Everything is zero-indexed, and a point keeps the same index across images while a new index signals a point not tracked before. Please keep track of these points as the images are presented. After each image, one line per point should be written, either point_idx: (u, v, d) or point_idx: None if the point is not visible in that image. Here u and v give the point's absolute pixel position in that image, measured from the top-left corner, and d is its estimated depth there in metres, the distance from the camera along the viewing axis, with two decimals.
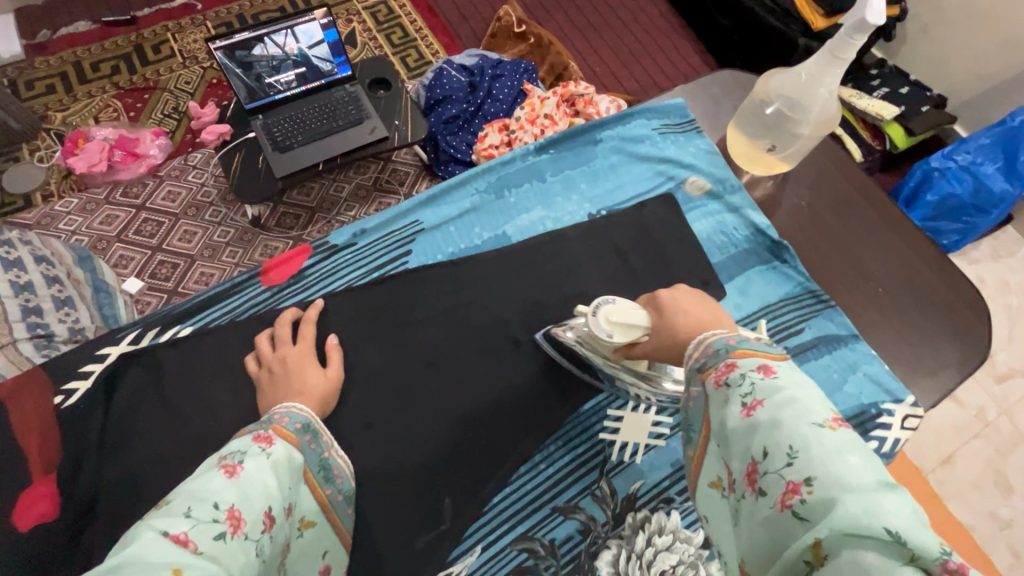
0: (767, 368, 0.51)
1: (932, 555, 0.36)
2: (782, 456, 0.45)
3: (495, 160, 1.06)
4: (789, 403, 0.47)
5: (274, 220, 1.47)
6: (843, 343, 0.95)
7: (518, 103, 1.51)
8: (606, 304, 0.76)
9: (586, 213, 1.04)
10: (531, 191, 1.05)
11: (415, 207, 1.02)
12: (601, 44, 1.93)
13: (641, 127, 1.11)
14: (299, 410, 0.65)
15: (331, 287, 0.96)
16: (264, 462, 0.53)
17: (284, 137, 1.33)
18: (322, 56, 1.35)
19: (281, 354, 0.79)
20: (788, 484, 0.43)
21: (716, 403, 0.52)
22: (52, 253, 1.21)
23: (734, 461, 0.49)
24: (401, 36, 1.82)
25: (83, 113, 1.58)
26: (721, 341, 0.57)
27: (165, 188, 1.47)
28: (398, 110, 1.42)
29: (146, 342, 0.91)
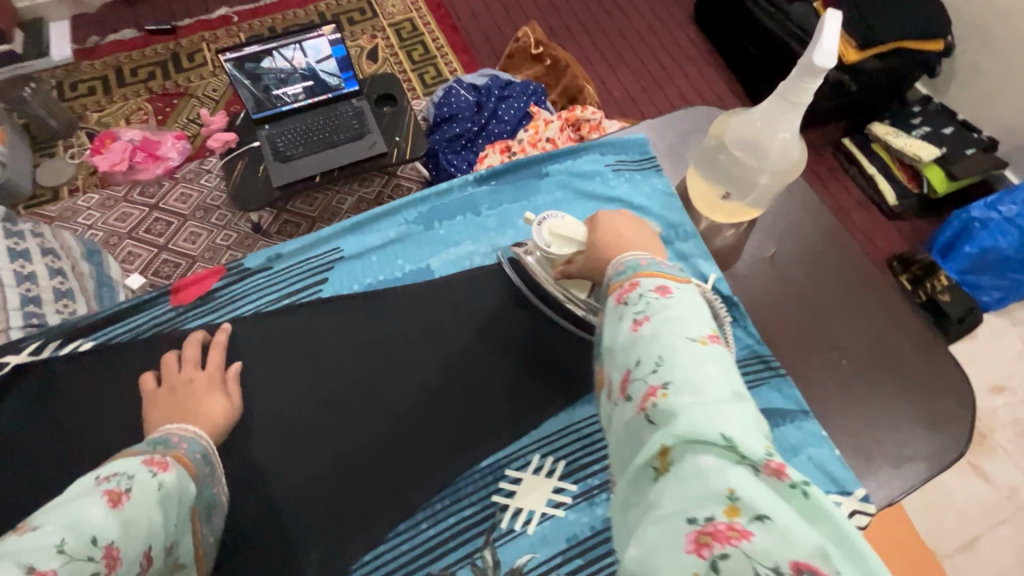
0: (664, 289, 0.53)
1: (758, 456, 0.39)
2: (652, 366, 0.47)
3: (431, 188, 0.98)
4: (671, 319, 0.49)
5: (275, 227, 1.50)
6: (789, 420, 0.81)
7: (524, 125, 1.49)
8: (552, 218, 0.80)
9: (519, 251, 0.94)
10: (464, 224, 0.96)
11: (340, 232, 0.94)
12: (624, 68, 1.88)
13: (593, 163, 1.02)
14: (201, 439, 0.65)
15: (237, 310, 0.87)
16: (154, 492, 0.52)
17: (286, 148, 1.35)
18: (329, 70, 1.38)
19: (187, 376, 0.76)
20: (649, 388, 0.45)
21: (612, 319, 0.54)
22: (60, 247, 1.27)
23: (614, 371, 0.51)
24: (422, 53, 1.84)
25: (116, 115, 1.67)
26: (634, 261, 0.58)
27: (179, 190, 1.53)
28: (400, 126, 1.43)
29: (45, 351, 0.83)
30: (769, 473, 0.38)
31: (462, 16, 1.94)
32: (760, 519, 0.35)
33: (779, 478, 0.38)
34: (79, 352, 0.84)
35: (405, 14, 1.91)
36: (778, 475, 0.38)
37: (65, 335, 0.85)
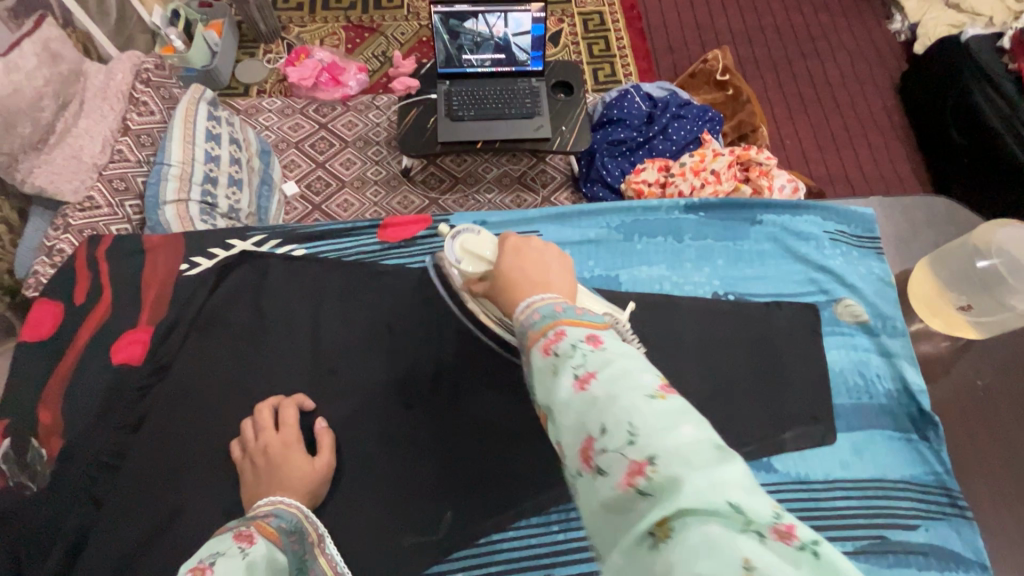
0: (596, 338, 0.45)
1: (764, 518, 0.33)
2: (621, 431, 0.38)
3: (639, 202, 1.01)
4: (625, 372, 0.41)
5: (420, 176, 1.56)
6: (962, 567, 0.76)
7: (689, 149, 1.44)
8: (463, 234, 0.73)
9: (711, 290, 0.94)
10: (662, 246, 0.97)
11: (542, 220, 1.00)
12: (805, 119, 1.77)
13: (811, 225, 1.00)
14: (287, 507, 0.64)
15: (429, 261, 0.95)
16: (239, 562, 0.50)
17: (459, 108, 1.40)
18: (522, 46, 1.38)
19: (263, 441, 0.72)
20: (629, 461, 0.37)
21: (545, 376, 0.45)
22: (243, 140, 1.40)
23: (567, 439, 0.42)
24: (602, 48, 1.82)
25: (313, 34, 1.80)
26: (548, 307, 0.50)
27: (347, 117, 1.62)
28: (569, 116, 1.42)
29: (266, 247, 0.96)
30: (774, 537, 0.32)
31: (650, 22, 1.91)
32: None
33: (786, 542, 0.32)
34: (290, 255, 0.95)
35: (597, 6, 1.90)
36: (785, 538, 0.32)
37: (282, 239, 0.97)
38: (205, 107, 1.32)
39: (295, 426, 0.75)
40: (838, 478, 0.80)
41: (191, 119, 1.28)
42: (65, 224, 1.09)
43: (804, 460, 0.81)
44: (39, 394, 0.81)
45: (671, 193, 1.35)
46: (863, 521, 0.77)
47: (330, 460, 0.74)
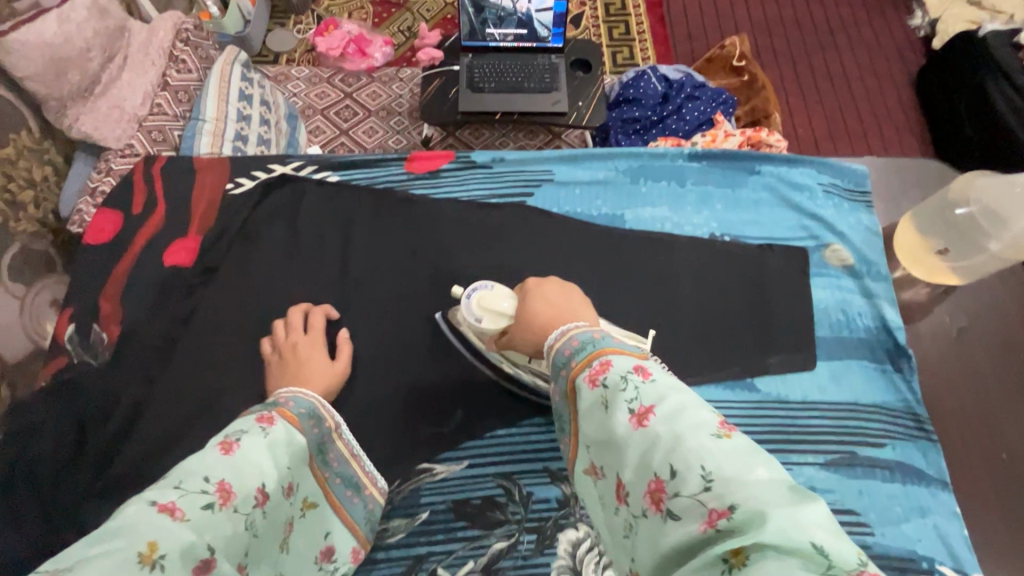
0: (645, 371, 0.51)
1: (842, 557, 0.37)
2: (695, 476, 0.42)
3: (647, 149, 1.04)
4: (682, 409, 0.46)
5: (440, 147, 1.62)
6: (924, 483, 0.81)
7: (702, 130, 1.48)
8: (479, 290, 0.79)
9: (708, 231, 0.98)
10: (665, 189, 1.02)
11: (554, 159, 1.04)
12: (818, 108, 1.80)
13: (806, 176, 1.03)
14: (305, 394, 0.63)
15: (456, 194, 1.01)
16: (262, 441, 0.51)
17: (480, 80, 1.45)
18: (542, 22, 1.42)
19: (293, 339, 0.79)
20: (705, 503, 0.41)
21: (601, 409, 0.50)
22: (274, 102, 1.46)
23: (633, 477, 0.47)
24: (622, 32, 1.86)
25: (342, 7, 1.86)
26: (585, 336, 0.57)
27: (372, 87, 1.68)
28: (586, 92, 1.47)
29: (304, 172, 1.02)
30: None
31: (671, 9, 1.94)
32: None
33: None
34: (325, 181, 1.01)
35: None
36: None
37: (318, 166, 1.03)
38: (239, 68, 1.39)
39: (321, 330, 0.82)
40: (815, 399, 0.85)
41: (226, 78, 1.34)
42: (108, 167, 1.17)
43: (784, 381, 0.87)
44: (82, 317, 0.87)
45: None
46: (835, 437, 0.83)
47: (348, 364, 0.81)
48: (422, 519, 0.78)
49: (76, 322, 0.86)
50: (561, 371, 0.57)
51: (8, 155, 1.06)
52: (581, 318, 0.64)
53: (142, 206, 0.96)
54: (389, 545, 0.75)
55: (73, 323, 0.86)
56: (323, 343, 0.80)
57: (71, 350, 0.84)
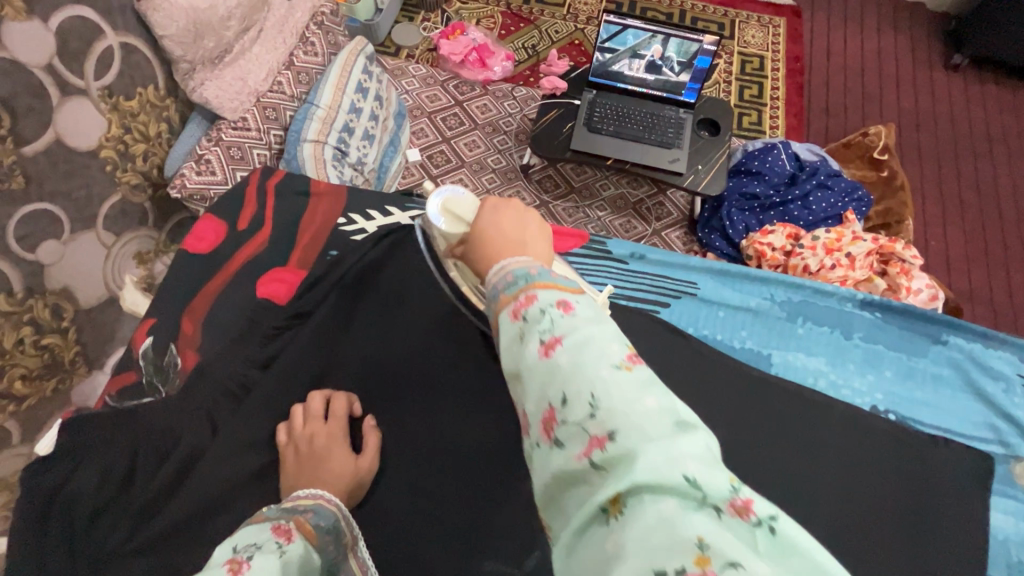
0: (569, 304, 0.40)
1: (722, 491, 0.32)
2: (583, 405, 0.35)
3: (812, 283, 0.97)
4: (592, 339, 0.38)
5: (538, 176, 1.55)
6: None
7: (827, 225, 1.34)
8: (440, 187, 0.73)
9: (870, 402, 0.88)
10: (826, 337, 0.94)
11: (705, 274, 0.99)
12: (957, 222, 1.61)
13: (1005, 364, 0.91)
14: (326, 503, 0.61)
15: (590, 284, 0.96)
16: (275, 562, 0.47)
17: (598, 121, 1.37)
18: (682, 73, 1.34)
19: (309, 429, 0.72)
20: (589, 437, 0.34)
21: (507, 339, 0.40)
22: (386, 98, 1.44)
23: (521, 407, 0.39)
24: (754, 94, 1.74)
25: (472, 13, 1.83)
26: (522, 270, 0.44)
27: (483, 100, 1.63)
28: (708, 156, 1.36)
29: (421, 224, 1.01)
30: (731, 511, 0.31)
31: (812, 79, 1.80)
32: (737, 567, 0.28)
33: (742, 516, 0.31)
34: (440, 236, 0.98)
35: (760, 49, 1.81)
36: (742, 513, 0.31)
37: None
38: (362, 60, 1.38)
39: (343, 418, 0.75)
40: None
41: (348, 69, 1.33)
42: (218, 137, 1.15)
43: None
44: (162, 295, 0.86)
45: (794, 265, 1.25)
46: None
47: (373, 461, 0.74)
48: None
49: (154, 336, 0.83)
50: (491, 306, 0.45)
51: (131, 108, 1.07)
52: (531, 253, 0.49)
53: (246, 222, 0.97)
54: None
55: (150, 338, 0.83)
56: (343, 431, 0.73)
57: (142, 368, 0.81)
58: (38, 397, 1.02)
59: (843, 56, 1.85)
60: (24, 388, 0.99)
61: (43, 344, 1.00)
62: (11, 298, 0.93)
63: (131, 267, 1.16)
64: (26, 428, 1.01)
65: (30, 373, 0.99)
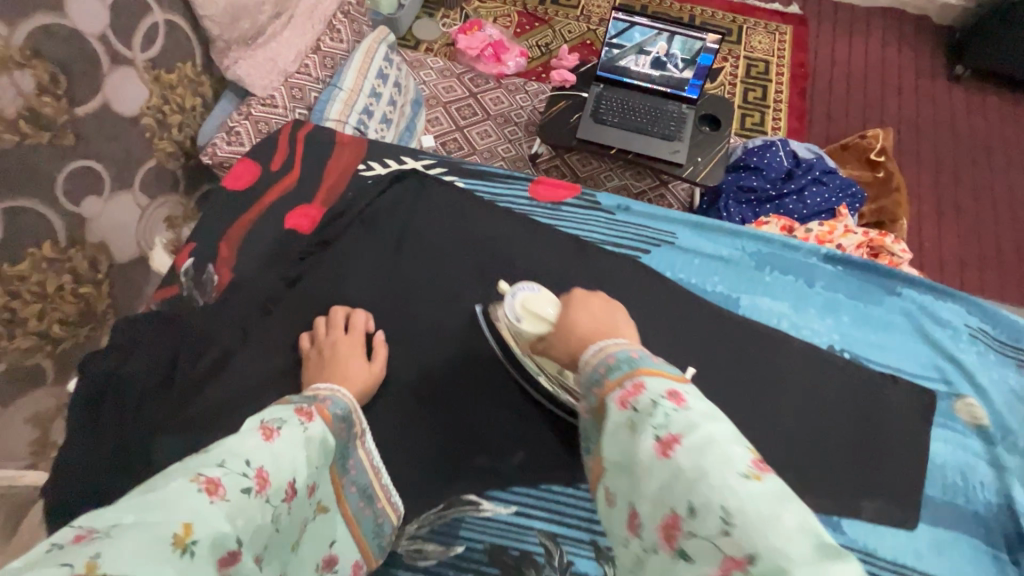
0: (677, 395, 0.46)
1: None
2: (716, 520, 0.39)
3: (780, 237, 1.02)
4: (712, 443, 0.42)
5: (545, 165, 1.63)
6: None
7: (819, 218, 1.39)
8: (524, 292, 0.77)
9: (828, 341, 0.93)
10: (791, 285, 0.98)
11: (681, 225, 1.04)
12: (951, 225, 1.65)
13: (953, 315, 0.97)
14: (343, 394, 0.63)
15: (572, 229, 1.01)
16: (299, 437, 0.52)
17: (604, 112, 1.44)
18: (685, 69, 1.41)
19: (331, 337, 0.78)
20: (725, 556, 0.39)
21: (623, 431, 0.47)
22: (404, 85, 1.52)
23: (646, 506, 0.44)
24: (758, 96, 1.80)
25: (489, 11, 1.92)
26: (622, 354, 0.52)
27: (497, 93, 1.71)
28: (708, 149, 1.42)
29: (432, 172, 1.06)
30: None
31: (814, 84, 1.86)
32: None
33: None
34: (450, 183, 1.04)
35: (766, 54, 1.88)
36: None
37: (447, 169, 1.08)
38: (384, 49, 1.47)
39: (361, 331, 0.80)
40: (908, 565, 0.75)
41: (370, 55, 1.42)
42: (247, 112, 1.23)
43: (877, 534, 0.77)
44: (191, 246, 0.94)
45: None
46: None
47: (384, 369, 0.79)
48: (455, 552, 0.75)
49: (195, 258, 0.93)
50: (592, 387, 0.52)
51: (170, 80, 1.16)
52: (620, 334, 0.58)
53: (279, 165, 1.03)
54: (417, 567, 0.74)
55: (191, 258, 0.93)
56: (362, 345, 0.78)
57: (183, 282, 0.92)
58: (72, 342, 1.10)
59: (846, 64, 1.91)
60: (61, 332, 1.07)
61: (80, 292, 1.08)
62: (56, 246, 1.01)
63: (161, 229, 1.25)
64: (60, 369, 1.09)
65: (67, 319, 1.07)
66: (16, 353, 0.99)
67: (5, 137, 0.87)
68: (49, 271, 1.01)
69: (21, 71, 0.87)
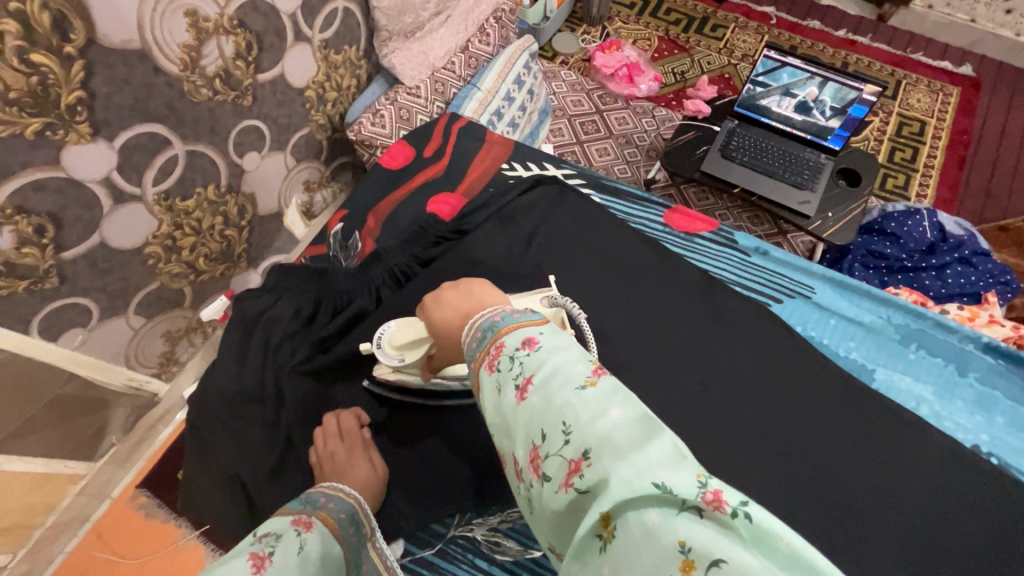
0: (530, 341, 0.49)
1: (690, 491, 0.35)
2: (560, 435, 0.42)
3: (934, 315, 0.94)
4: (555, 370, 0.46)
5: (658, 192, 1.60)
6: None
7: (960, 301, 1.25)
8: (386, 334, 0.78)
9: (974, 441, 0.83)
10: (939, 370, 0.90)
11: (820, 280, 1.00)
12: None
13: None
14: (343, 496, 0.69)
15: (703, 262, 1.00)
16: (294, 552, 0.55)
17: (734, 149, 1.40)
18: (832, 118, 1.33)
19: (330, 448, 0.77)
20: (569, 463, 0.41)
21: (491, 391, 0.49)
22: (536, 93, 1.56)
23: (518, 450, 0.45)
24: (906, 158, 1.66)
25: (630, 32, 1.92)
26: (486, 321, 0.54)
27: (624, 113, 1.70)
28: (842, 206, 1.33)
29: (570, 181, 1.10)
30: (704, 504, 0.35)
31: (978, 154, 1.68)
32: (714, 563, 0.32)
33: (717, 509, 0.34)
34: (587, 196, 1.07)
35: (924, 115, 1.73)
36: (715, 505, 0.34)
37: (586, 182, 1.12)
38: (525, 57, 1.52)
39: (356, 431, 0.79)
40: None
41: (512, 61, 1.48)
42: (393, 98, 1.33)
43: None
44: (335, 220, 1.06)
45: None
46: None
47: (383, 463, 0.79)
48: (532, 556, 0.76)
49: (344, 224, 1.05)
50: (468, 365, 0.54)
51: (336, 61, 1.28)
52: (491, 303, 0.59)
53: (431, 152, 1.12)
54: (496, 562, 0.77)
55: (341, 224, 1.05)
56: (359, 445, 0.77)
57: (331, 244, 1.03)
58: (210, 276, 1.24)
59: (1019, 138, 1.70)
60: (204, 265, 1.21)
61: (225, 233, 1.22)
62: (217, 191, 1.15)
63: (298, 191, 1.38)
64: (196, 297, 1.24)
65: (211, 255, 1.21)
66: (167, 275, 1.13)
67: (202, 91, 1.01)
68: (207, 211, 1.14)
69: (226, 37, 1.00)
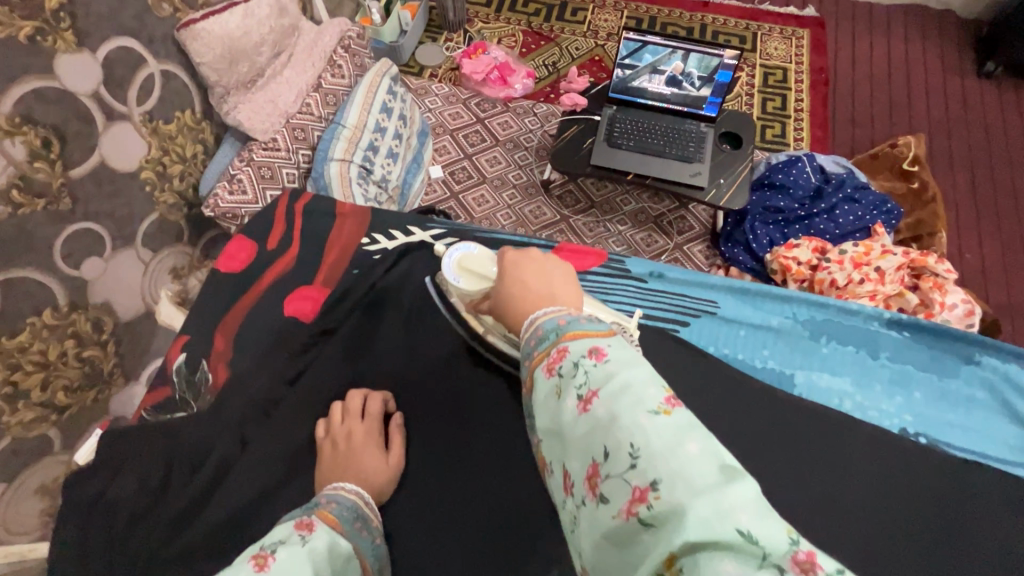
0: (599, 351, 0.42)
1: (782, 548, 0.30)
2: (625, 457, 0.36)
3: (835, 302, 1.03)
4: (627, 386, 0.39)
5: (558, 191, 1.56)
6: None
7: (854, 238, 1.31)
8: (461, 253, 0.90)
9: (900, 424, 0.91)
10: (852, 357, 0.98)
11: (722, 292, 1.05)
12: (993, 233, 1.56)
13: None
14: (342, 494, 0.64)
15: (608, 300, 1.02)
16: (300, 549, 0.49)
17: (619, 136, 1.38)
18: (702, 88, 1.34)
19: (348, 426, 0.78)
20: (631, 490, 0.35)
21: (550, 397, 0.43)
22: (409, 116, 1.48)
23: (572, 463, 0.40)
24: (778, 106, 1.72)
25: (493, 31, 1.87)
26: (550, 322, 0.48)
27: (505, 117, 1.64)
28: (730, 169, 1.35)
29: (441, 241, 1.08)
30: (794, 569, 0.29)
31: (837, 90, 1.78)
32: None
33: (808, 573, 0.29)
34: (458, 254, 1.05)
35: (783, 61, 1.80)
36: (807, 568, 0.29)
37: (455, 236, 1.10)
38: (387, 81, 1.41)
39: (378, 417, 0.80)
40: None
41: (373, 90, 1.37)
42: (248, 157, 1.19)
43: None
44: (215, 325, 0.95)
45: (821, 280, 1.22)
46: None
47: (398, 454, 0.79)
48: None
49: (187, 353, 0.93)
50: (524, 362, 0.49)
51: (169, 131, 1.12)
52: (562, 301, 0.53)
53: (276, 242, 1.05)
54: None
55: (184, 355, 0.92)
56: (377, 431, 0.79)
57: (175, 384, 0.90)
58: (79, 407, 1.06)
59: (867, 66, 1.82)
60: (66, 398, 1.03)
61: (84, 355, 1.04)
62: (57, 313, 0.97)
63: (166, 281, 1.21)
64: (67, 435, 1.05)
65: (71, 384, 1.03)
66: (19, 426, 0.95)
67: None
68: (51, 339, 0.97)
69: (11, 139, 0.83)
